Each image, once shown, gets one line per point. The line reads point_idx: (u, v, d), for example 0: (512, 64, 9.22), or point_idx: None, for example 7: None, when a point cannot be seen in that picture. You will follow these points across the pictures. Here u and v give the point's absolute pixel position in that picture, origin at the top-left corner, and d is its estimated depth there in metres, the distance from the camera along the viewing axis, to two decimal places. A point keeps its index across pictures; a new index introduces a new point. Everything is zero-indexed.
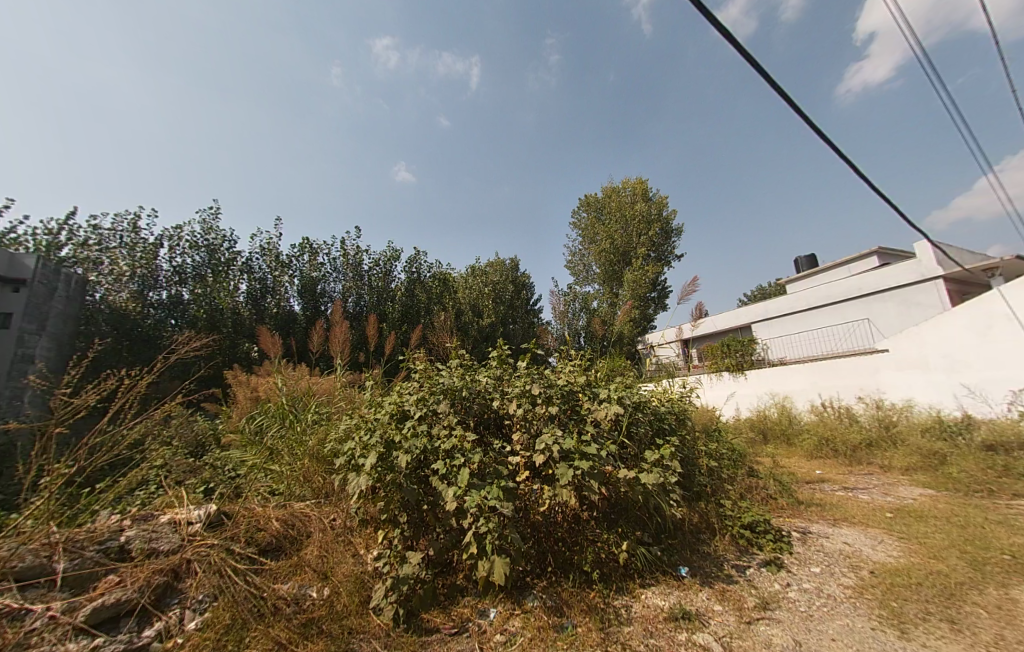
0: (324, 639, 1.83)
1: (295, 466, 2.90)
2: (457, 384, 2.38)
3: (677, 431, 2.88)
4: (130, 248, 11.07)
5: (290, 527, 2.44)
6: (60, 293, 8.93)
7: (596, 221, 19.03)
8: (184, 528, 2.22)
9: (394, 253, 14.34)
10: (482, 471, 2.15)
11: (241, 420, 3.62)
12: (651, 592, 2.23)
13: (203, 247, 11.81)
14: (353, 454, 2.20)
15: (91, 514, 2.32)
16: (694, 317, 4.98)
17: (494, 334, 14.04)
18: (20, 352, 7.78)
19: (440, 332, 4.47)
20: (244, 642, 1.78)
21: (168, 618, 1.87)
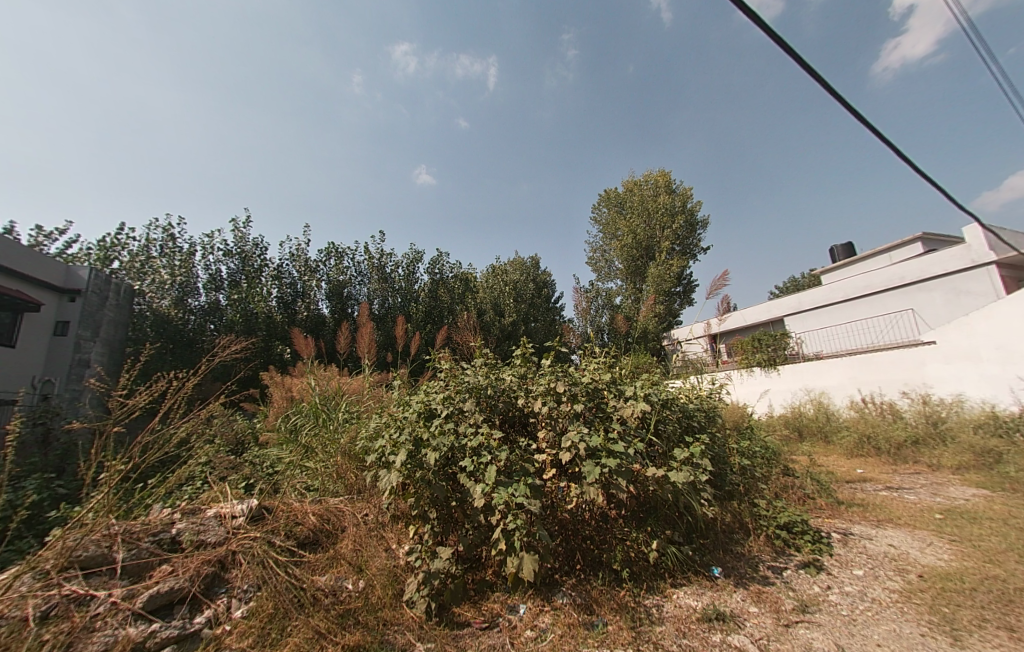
0: (361, 630, 1.90)
1: (328, 463, 3.02)
2: (482, 383, 2.41)
3: (705, 429, 2.81)
4: (171, 258, 11.76)
5: (326, 521, 2.54)
6: (112, 301, 9.52)
7: (617, 217, 18.72)
8: (228, 522, 2.35)
9: (416, 254, 14.60)
10: (509, 468, 2.16)
11: (278, 419, 3.79)
12: (683, 592, 2.19)
13: (237, 254, 12.42)
14: (384, 451, 2.26)
15: (145, 507, 2.48)
16: (722, 311, 4.84)
17: (515, 333, 14.08)
18: (78, 357, 8.51)
19: (464, 332, 4.54)
20: (287, 631, 1.86)
21: (216, 606, 1.98)
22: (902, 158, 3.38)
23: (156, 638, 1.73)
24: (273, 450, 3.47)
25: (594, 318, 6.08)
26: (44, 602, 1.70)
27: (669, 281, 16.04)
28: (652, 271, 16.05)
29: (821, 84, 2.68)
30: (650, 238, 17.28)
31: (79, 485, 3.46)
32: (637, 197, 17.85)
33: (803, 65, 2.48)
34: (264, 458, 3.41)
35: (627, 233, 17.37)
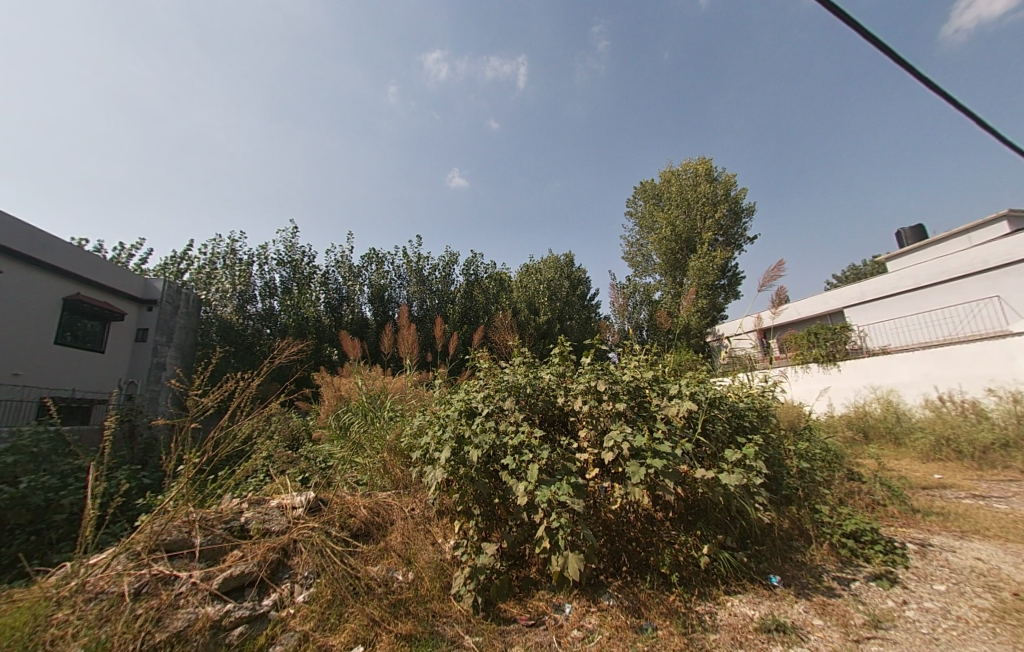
0: (412, 620, 1.98)
1: (376, 459, 3.16)
2: (521, 381, 2.42)
3: (758, 430, 2.67)
4: (231, 269, 12.78)
5: (377, 515, 2.66)
6: (183, 308, 10.42)
7: (654, 209, 18.09)
8: (289, 512, 2.52)
9: (452, 256, 14.92)
10: (551, 467, 2.16)
11: (330, 417, 4.02)
12: (738, 600, 2.09)
13: (288, 263, 13.28)
14: (428, 448, 2.33)
15: (217, 497, 2.72)
16: (775, 304, 4.56)
17: (551, 332, 14.01)
18: (156, 360, 9.49)
19: (502, 332, 4.58)
20: (345, 617, 1.98)
21: (281, 590, 2.12)
22: (982, 126, 3.03)
23: (231, 618, 1.89)
24: (326, 445, 3.68)
25: (633, 314, 5.93)
26: (137, 579, 1.90)
27: (712, 274, 15.31)
28: (694, 264, 15.38)
29: (884, 53, 2.46)
30: (690, 230, 16.56)
31: (161, 476, 3.86)
32: (675, 187, 17.14)
33: (862, 33, 2.30)
34: (318, 453, 3.63)
35: (665, 226, 16.72)
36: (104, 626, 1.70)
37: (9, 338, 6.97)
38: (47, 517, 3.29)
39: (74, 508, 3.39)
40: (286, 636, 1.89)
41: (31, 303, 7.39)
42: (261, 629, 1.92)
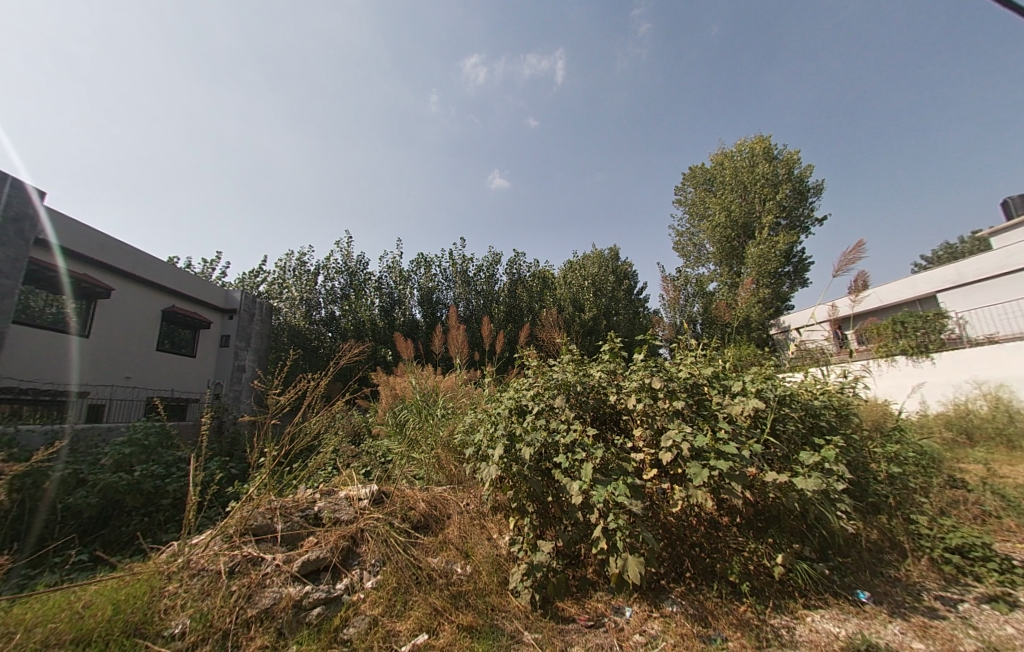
0: (472, 612, 2.03)
1: (432, 455, 3.29)
2: (572, 379, 2.38)
3: (837, 430, 2.43)
4: (297, 278, 13.89)
5: (434, 508, 2.76)
6: (258, 317, 11.40)
7: (706, 195, 17.05)
8: (356, 503, 2.68)
9: (496, 256, 15.11)
10: (606, 467, 2.11)
11: (387, 414, 4.24)
12: (819, 616, 1.92)
13: (345, 270, 14.16)
14: (481, 445, 2.37)
15: (292, 487, 2.97)
16: (854, 291, 4.12)
17: (597, 328, 13.66)
18: (237, 363, 10.59)
19: (550, 330, 4.55)
20: (410, 605, 2.08)
21: (351, 576, 2.25)
22: None
23: (309, 599, 2.04)
24: (385, 441, 3.88)
25: (685, 308, 5.65)
26: (231, 559, 2.12)
27: (775, 261, 14.14)
28: (753, 251, 14.29)
29: None
30: (747, 214, 15.42)
31: (246, 467, 4.30)
32: (729, 169, 16.02)
33: None
34: (378, 448, 3.84)
35: (718, 211, 15.70)
36: (206, 600, 1.92)
37: (122, 346, 8.06)
38: (157, 501, 3.79)
39: (177, 493, 3.87)
40: (358, 619, 2.00)
41: (138, 314, 8.49)
42: (336, 611, 2.06)
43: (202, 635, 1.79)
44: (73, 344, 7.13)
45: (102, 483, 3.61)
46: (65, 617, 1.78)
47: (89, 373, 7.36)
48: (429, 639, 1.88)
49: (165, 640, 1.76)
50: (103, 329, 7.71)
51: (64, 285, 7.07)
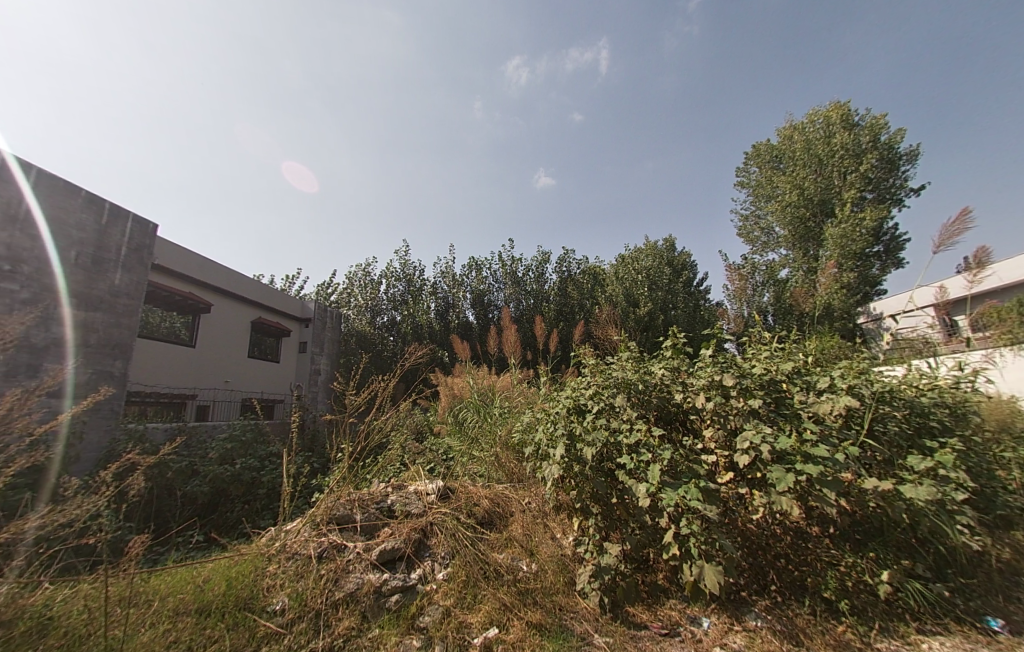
0: (540, 610, 2.05)
1: (492, 453, 3.36)
2: (632, 377, 2.29)
3: (952, 431, 2.11)
4: (362, 287, 14.92)
5: (497, 505, 2.81)
6: (329, 325, 12.40)
7: (773, 173, 15.61)
8: (425, 497, 2.82)
9: (546, 255, 15.09)
10: (674, 469, 2.01)
11: (447, 413, 4.42)
12: (940, 644, 1.68)
13: (403, 277, 14.94)
14: (542, 444, 2.37)
15: (366, 480, 3.20)
16: (974, 268, 3.61)
17: (653, 322, 13.04)
18: (313, 367, 11.61)
19: (605, 328, 4.45)
20: (479, 598, 2.15)
21: (424, 567, 2.36)
22: None
23: (388, 586, 2.18)
24: (447, 439, 4.04)
25: (753, 299, 5.23)
26: (319, 545, 2.33)
27: (860, 241, 12.58)
28: (832, 231, 12.83)
29: None
30: (824, 190, 13.90)
31: (325, 462, 4.70)
32: (800, 143, 14.53)
33: None
34: (441, 446, 4.01)
35: (788, 190, 14.28)
36: (300, 580, 2.13)
37: (220, 354, 9.16)
38: (255, 491, 4.28)
39: (271, 484, 4.35)
40: (432, 608, 2.10)
41: (232, 325, 9.60)
42: (412, 598, 2.17)
43: (299, 613, 1.99)
44: (183, 353, 8.23)
45: (212, 474, 4.14)
46: (190, 589, 2.06)
47: (196, 378, 8.46)
48: (500, 633, 1.93)
49: (269, 615, 1.98)
50: (205, 339, 8.82)
51: (175, 303, 8.19)
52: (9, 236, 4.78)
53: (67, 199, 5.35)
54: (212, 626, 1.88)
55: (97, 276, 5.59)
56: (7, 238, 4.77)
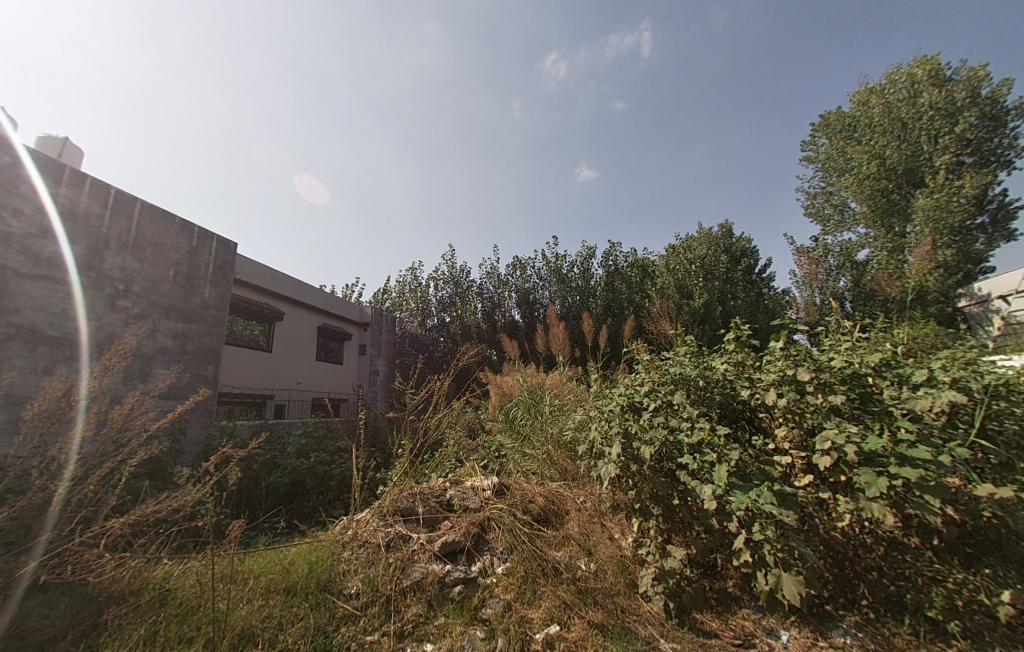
0: (602, 610, 2.03)
1: (544, 451, 3.36)
2: (691, 373, 2.18)
3: None
4: (412, 291, 15.54)
5: (553, 503, 2.80)
6: (385, 328, 13.09)
7: (846, 144, 14.04)
8: (481, 493, 2.88)
9: (591, 250, 14.80)
10: (743, 470, 1.89)
11: (498, 411, 4.48)
12: None
13: (451, 279, 15.36)
14: (596, 442, 2.33)
15: (426, 476, 3.34)
16: None
17: (709, 314, 12.27)
18: (372, 368, 12.34)
19: (657, 322, 4.27)
20: (539, 594, 2.16)
21: (483, 560, 2.42)
22: None
23: (450, 577, 2.26)
24: (499, 436, 4.10)
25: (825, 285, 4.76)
26: (386, 535, 2.48)
27: (958, 212, 10.96)
28: (921, 202, 11.27)
29: None
30: (910, 157, 12.25)
31: (385, 457, 4.97)
32: (878, 107, 12.92)
33: None
34: (493, 443, 4.08)
35: (864, 161, 12.76)
36: (371, 567, 2.27)
37: (292, 357, 10.00)
38: (327, 482, 4.62)
39: (340, 476, 4.69)
40: (493, 601, 2.14)
41: (301, 331, 10.44)
42: (474, 590, 2.24)
43: (372, 597, 2.13)
44: (262, 358, 9.09)
45: (290, 466, 4.55)
46: (279, 570, 2.28)
47: (273, 380, 9.31)
48: (561, 631, 1.93)
49: (346, 598, 2.14)
50: (279, 344, 9.67)
51: (253, 312, 9.06)
52: (123, 261, 5.52)
53: (164, 225, 6.09)
54: (297, 604, 2.06)
55: (190, 292, 6.33)
56: (122, 263, 5.51)
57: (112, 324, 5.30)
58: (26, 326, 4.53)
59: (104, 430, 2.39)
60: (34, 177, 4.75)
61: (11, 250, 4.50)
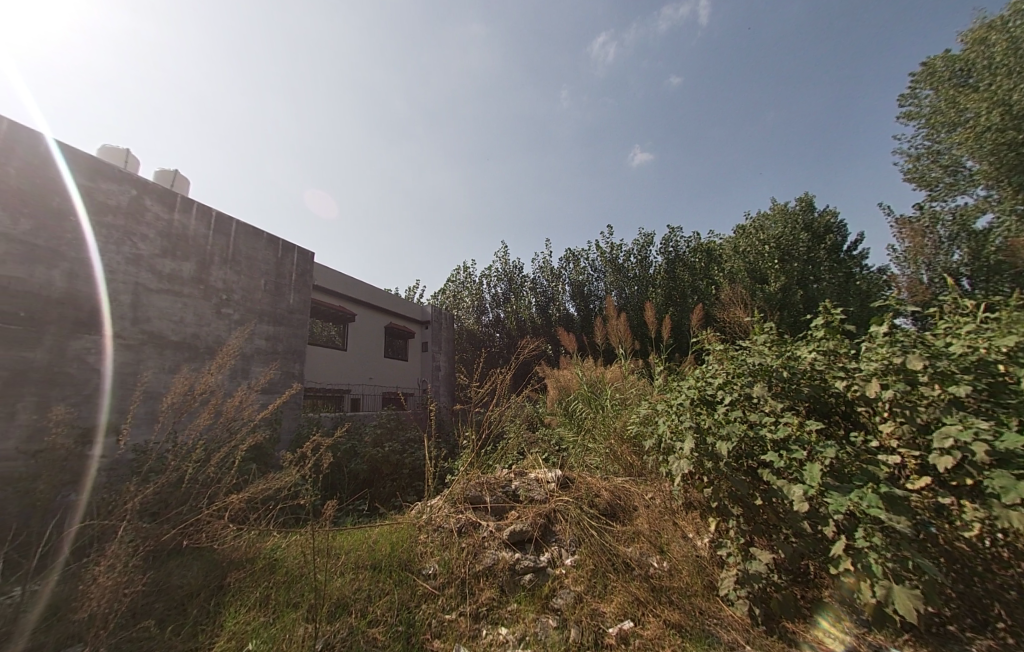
0: (679, 610, 1.96)
1: (606, 444, 3.30)
2: (773, 363, 2.01)
3: None
4: (468, 288, 15.95)
5: (619, 498, 2.73)
6: (444, 325, 13.62)
7: (959, 91, 11.90)
8: (546, 485, 2.90)
9: (648, 237, 14.14)
10: (840, 470, 1.71)
11: (558, 405, 4.48)
12: None
13: (504, 276, 15.52)
14: (666, 437, 2.23)
15: (491, 466, 3.44)
16: None
17: (788, 299, 11.14)
18: (434, 364, 12.92)
19: (728, 310, 3.97)
20: (609, 589, 2.15)
21: (551, 551, 2.44)
22: None
23: (520, 565, 2.31)
24: (560, 429, 4.10)
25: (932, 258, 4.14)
26: (457, 520, 2.60)
27: None
28: None
29: None
30: None
31: (451, 449, 5.21)
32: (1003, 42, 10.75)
33: None
34: (554, 435, 4.10)
35: (980, 111, 10.75)
36: (446, 550, 2.41)
37: (364, 355, 10.77)
38: (400, 469, 4.96)
39: (412, 464, 5.01)
40: (564, 591, 2.16)
41: (371, 330, 11.20)
42: (544, 579, 2.27)
43: (448, 578, 2.25)
44: (339, 356, 9.91)
45: (368, 455, 4.94)
46: (365, 548, 2.50)
47: (349, 376, 10.12)
48: (635, 627, 1.90)
49: (425, 577, 2.28)
50: (353, 343, 10.47)
51: (329, 314, 9.90)
52: (225, 274, 6.30)
53: (254, 240, 6.85)
54: (383, 580, 2.24)
55: (277, 298, 7.07)
56: (224, 277, 6.29)
57: (219, 329, 6.08)
58: (155, 332, 5.32)
59: (220, 420, 2.75)
60: (156, 206, 5.54)
61: (142, 270, 5.30)
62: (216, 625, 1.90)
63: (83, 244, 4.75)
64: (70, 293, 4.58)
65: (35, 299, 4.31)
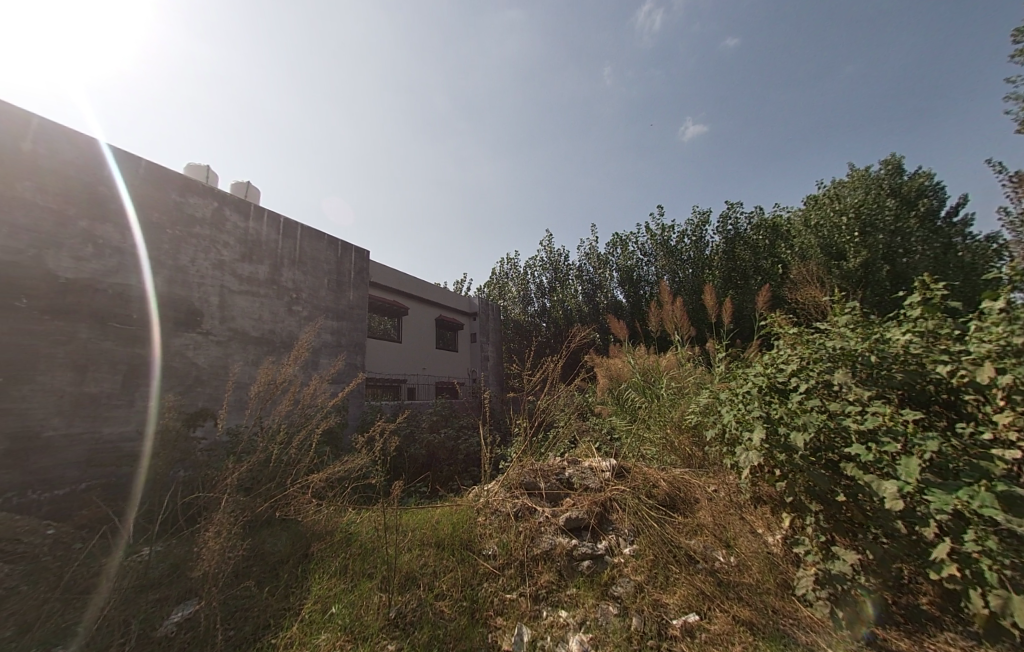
0: (749, 607, 1.88)
1: (661, 434, 3.19)
2: (858, 347, 1.82)
3: None
4: (514, 279, 15.99)
5: (679, 489, 2.64)
6: (491, 317, 13.82)
7: None
8: (600, 473, 2.86)
9: (703, 217, 13.26)
10: (943, 465, 1.52)
11: (609, 394, 4.40)
12: None
13: (549, 265, 15.36)
14: (731, 427, 2.12)
15: (543, 454, 3.47)
16: None
17: (871, 275, 9.98)
18: (483, 354, 13.20)
19: (800, 290, 3.62)
20: (671, 581, 2.10)
21: (609, 540, 2.43)
22: None
23: (578, 551, 2.33)
24: (612, 418, 4.03)
25: None
26: (514, 505, 2.65)
27: None
28: None
29: None
30: None
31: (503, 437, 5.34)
32: None
33: None
34: (606, 424, 4.04)
35: None
36: (504, 533, 2.48)
37: (417, 346, 11.25)
38: (456, 455, 5.18)
39: (466, 451, 5.20)
40: (624, 580, 2.15)
41: (422, 323, 11.65)
42: (603, 567, 2.27)
43: (507, 559, 2.33)
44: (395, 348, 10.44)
45: (426, 441, 5.19)
46: (428, 527, 2.64)
47: (405, 367, 10.64)
48: (701, 621, 1.85)
49: (486, 557, 2.37)
50: (406, 336, 10.96)
51: (384, 309, 10.42)
52: (294, 274, 6.85)
53: (317, 242, 7.36)
54: (446, 557, 2.36)
55: (339, 294, 7.58)
56: (293, 277, 6.83)
57: (291, 325, 6.65)
58: (239, 329, 5.93)
59: (297, 408, 3.02)
60: (234, 215, 6.12)
61: (226, 274, 5.90)
62: (304, 589, 2.12)
63: (178, 253, 5.37)
64: (169, 297, 5.23)
65: (144, 303, 4.97)
